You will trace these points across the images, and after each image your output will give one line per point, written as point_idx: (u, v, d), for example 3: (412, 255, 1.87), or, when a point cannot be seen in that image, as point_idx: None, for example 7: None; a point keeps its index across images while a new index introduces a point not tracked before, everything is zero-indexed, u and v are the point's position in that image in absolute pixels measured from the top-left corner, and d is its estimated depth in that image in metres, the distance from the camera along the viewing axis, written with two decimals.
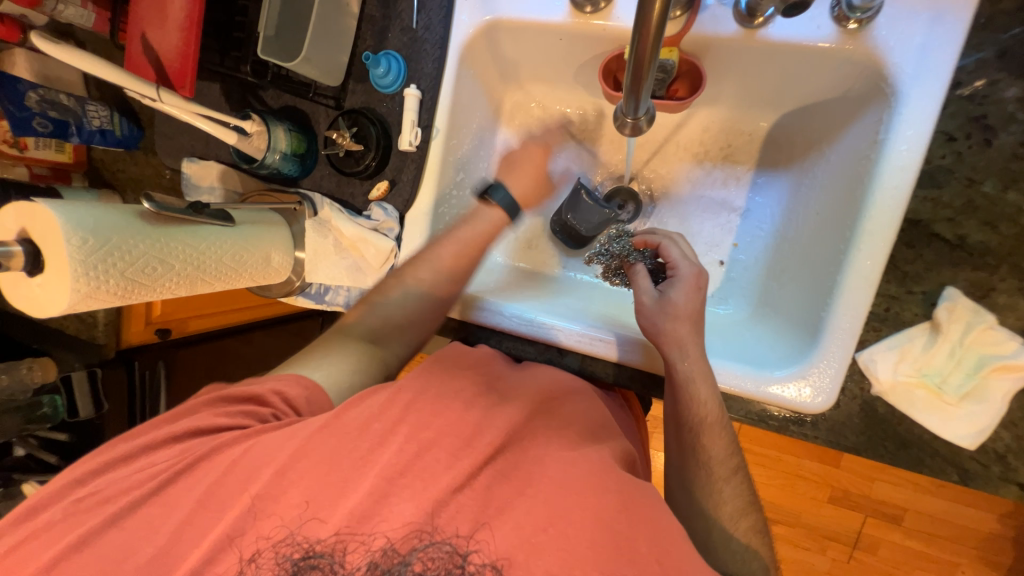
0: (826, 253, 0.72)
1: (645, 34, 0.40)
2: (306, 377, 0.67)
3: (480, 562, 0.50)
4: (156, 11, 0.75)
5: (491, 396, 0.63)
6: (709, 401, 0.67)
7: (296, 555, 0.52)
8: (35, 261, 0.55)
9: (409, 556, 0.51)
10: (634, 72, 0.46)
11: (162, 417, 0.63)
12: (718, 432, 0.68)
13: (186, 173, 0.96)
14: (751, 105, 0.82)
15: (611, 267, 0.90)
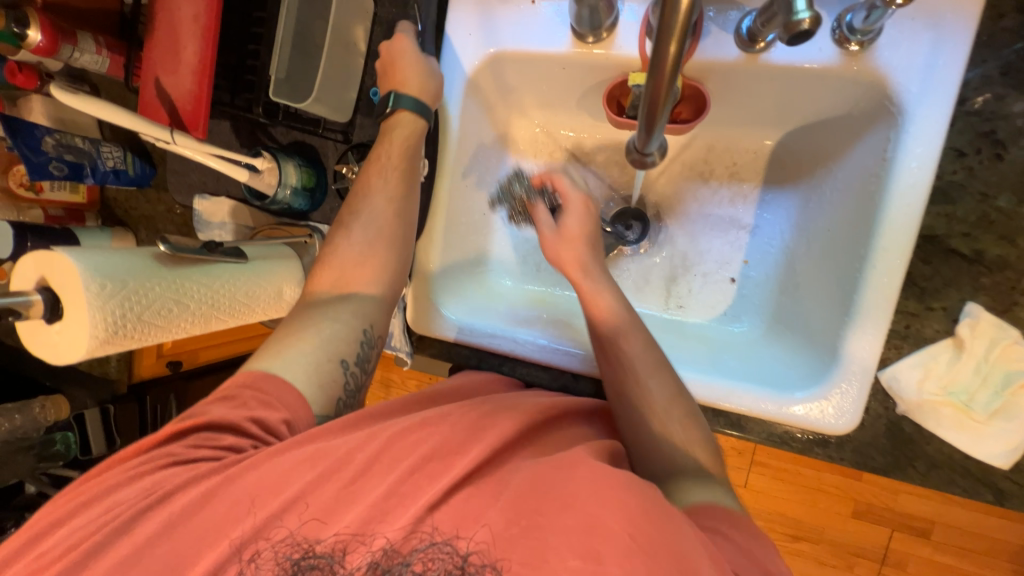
0: (841, 270, 0.72)
1: (661, 74, 0.41)
2: (277, 389, 0.63)
3: (479, 564, 0.50)
4: (169, 57, 0.77)
5: (499, 412, 0.64)
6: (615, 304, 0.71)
7: (294, 554, 0.53)
8: (53, 308, 0.55)
9: (410, 557, 0.52)
10: (649, 110, 0.46)
11: (135, 450, 0.60)
12: (632, 331, 0.69)
13: (198, 210, 0.98)
14: (754, 124, 0.82)
15: (513, 210, 0.91)
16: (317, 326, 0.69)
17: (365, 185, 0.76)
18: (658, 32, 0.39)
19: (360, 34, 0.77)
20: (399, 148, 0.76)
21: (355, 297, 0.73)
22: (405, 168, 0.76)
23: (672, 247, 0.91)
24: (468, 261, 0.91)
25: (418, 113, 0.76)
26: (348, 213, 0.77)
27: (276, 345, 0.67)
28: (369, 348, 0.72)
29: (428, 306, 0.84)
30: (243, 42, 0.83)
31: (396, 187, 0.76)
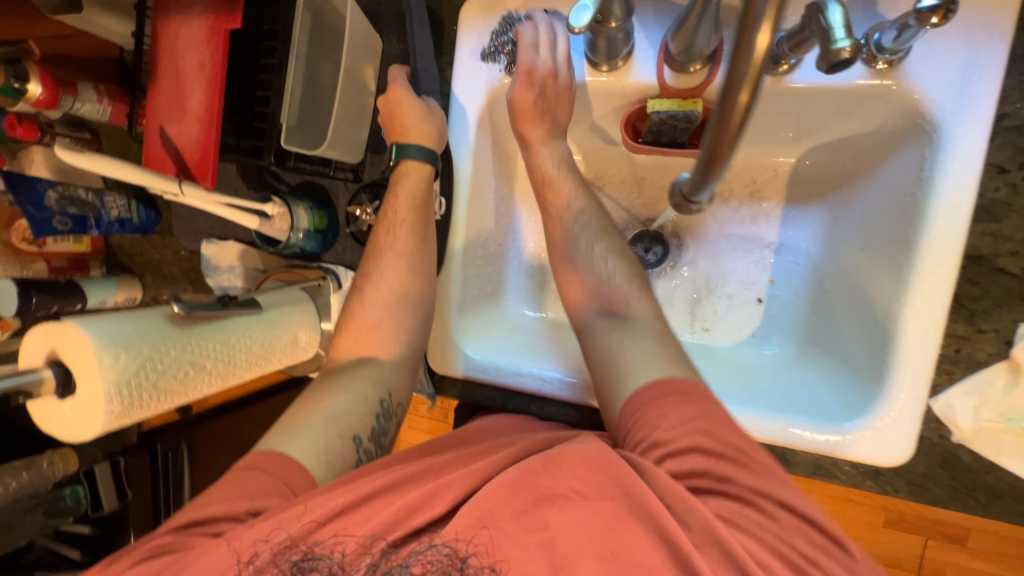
0: (880, 291, 0.69)
1: (726, 126, 0.38)
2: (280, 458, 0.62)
3: (478, 564, 0.51)
4: (173, 105, 0.76)
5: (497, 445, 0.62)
6: (560, 171, 0.77)
7: (293, 556, 0.52)
8: (66, 384, 0.52)
9: (409, 558, 0.52)
10: (707, 162, 0.43)
11: (134, 543, 0.58)
12: (575, 195, 0.77)
13: (206, 255, 0.95)
14: (774, 143, 0.80)
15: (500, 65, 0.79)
16: (330, 399, 0.69)
17: (375, 247, 0.78)
18: (725, 78, 0.37)
19: (371, 75, 0.76)
20: (405, 204, 0.77)
21: (374, 362, 0.75)
22: (411, 220, 0.77)
23: (694, 270, 0.88)
24: (486, 293, 0.86)
25: (424, 161, 0.76)
26: (362, 275, 0.79)
27: (287, 422, 0.67)
28: (385, 420, 0.71)
29: (448, 345, 0.79)
30: (247, 84, 0.82)
31: (406, 244, 0.77)
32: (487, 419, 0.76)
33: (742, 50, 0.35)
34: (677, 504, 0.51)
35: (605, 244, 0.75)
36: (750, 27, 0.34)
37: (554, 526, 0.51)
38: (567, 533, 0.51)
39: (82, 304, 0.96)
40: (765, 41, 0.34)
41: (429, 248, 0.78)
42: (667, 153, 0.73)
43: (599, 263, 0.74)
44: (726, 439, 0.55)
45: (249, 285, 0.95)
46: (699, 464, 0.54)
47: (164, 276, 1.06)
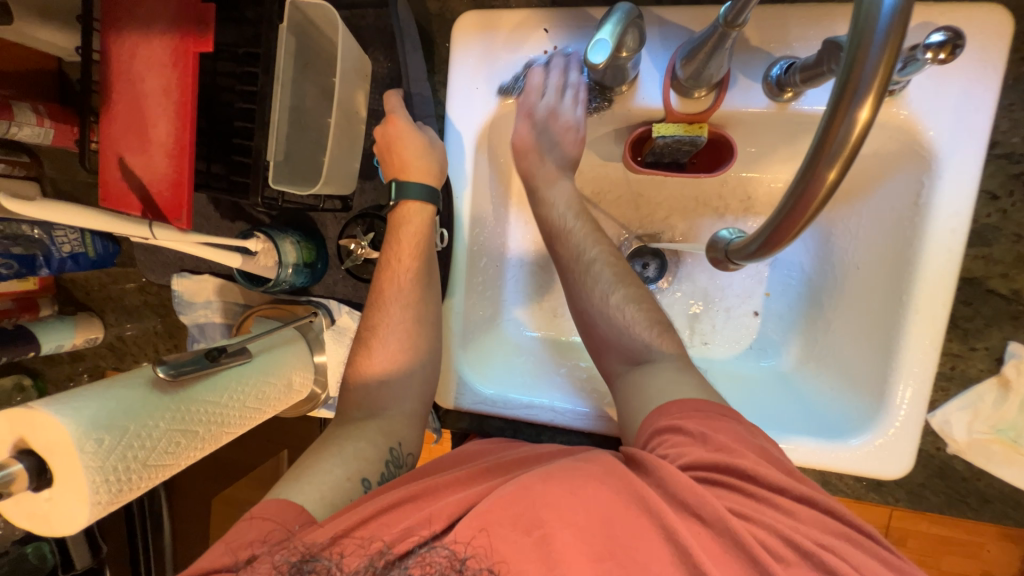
0: (876, 310, 0.71)
1: (811, 199, 0.40)
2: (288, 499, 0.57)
3: (478, 566, 0.44)
4: (134, 134, 0.67)
5: (509, 465, 0.60)
6: (570, 215, 0.74)
7: (294, 557, 0.48)
8: (41, 475, 0.46)
9: (408, 561, 0.46)
10: (776, 232, 0.44)
11: None
12: (587, 242, 0.73)
13: (178, 290, 0.87)
14: (772, 161, 0.80)
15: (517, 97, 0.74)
16: (339, 444, 0.65)
17: (379, 297, 0.74)
18: (810, 161, 0.38)
19: (362, 99, 0.71)
20: (408, 249, 0.73)
21: (381, 415, 0.71)
22: (417, 265, 0.73)
23: (693, 284, 0.87)
24: (486, 318, 0.81)
25: (426, 201, 0.73)
26: (367, 327, 0.75)
27: (294, 468, 0.63)
28: (395, 467, 0.67)
29: (450, 378, 0.75)
30: (221, 108, 0.74)
31: (411, 292, 0.72)
32: (482, 441, 0.71)
33: (835, 131, 0.37)
34: (686, 495, 0.48)
35: (623, 292, 0.71)
36: (846, 109, 0.36)
37: (552, 521, 0.46)
38: (570, 532, 0.46)
39: (36, 351, 0.87)
40: (865, 120, 0.36)
41: (434, 292, 0.74)
42: (670, 175, 0.73)
43: (616, 316, 0.70)
44: (730, 432, 0.54)
45: (230, 320, 0.88)
46: (702, 456, 0.52)
47: (128, 311, 0.97)
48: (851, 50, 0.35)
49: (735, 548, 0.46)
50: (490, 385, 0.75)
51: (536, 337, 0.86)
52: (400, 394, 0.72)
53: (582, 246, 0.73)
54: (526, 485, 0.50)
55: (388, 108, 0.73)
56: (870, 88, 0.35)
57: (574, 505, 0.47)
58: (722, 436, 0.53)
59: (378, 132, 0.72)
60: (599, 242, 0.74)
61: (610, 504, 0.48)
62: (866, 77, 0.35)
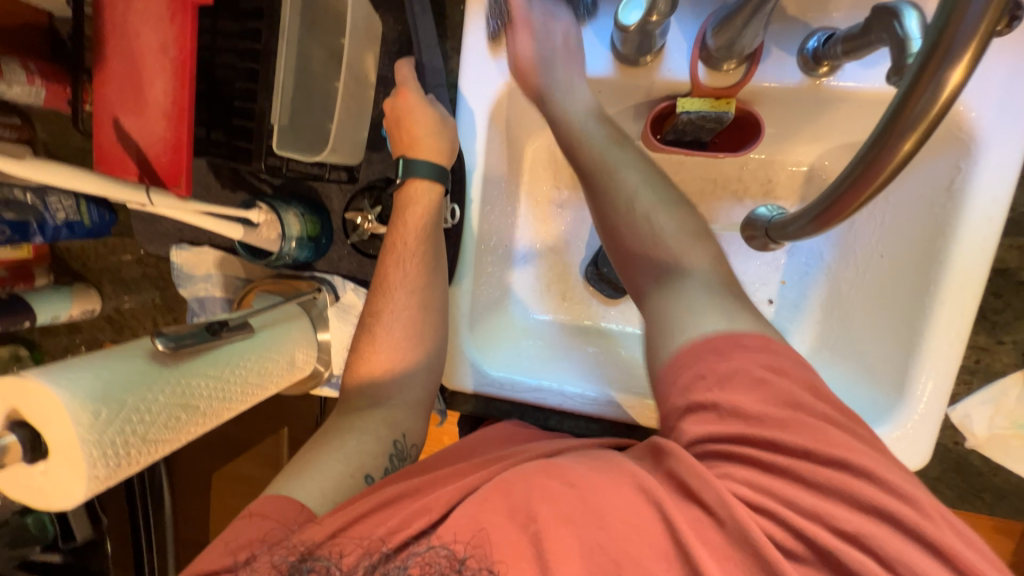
0: (901, 300, 0.68)
1: (882, 166, 0.39)
2: (289, 496, 0.56)
3: (478, 567, 0.43)
4: (129, 95, 0.64)
5: (506, 456, 0.58)
6: (589, 124, 0.65)
7: (292, 557, 0.47)
8: (34, 448, 0.44)
9: (408, 560, 0.44)
10: (840, 194, 0.43)
11: None
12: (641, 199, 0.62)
13: (176, 263, 0.85)
14: (794, 140, 0.76)
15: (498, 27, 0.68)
16: (342, 438, 0.63)
17: (384, 282, 0.71)
18: (885, 127, 0.38)
19: (372, 64, 0.67)
20: (415, 230, 0.70)
21: (388, 402, 0.69)
22: (424, 245, 0.69)
23: None
24: (493, 299, 0.78)
25: (435, 179, 0.68)
26: (371, 310, 0.72)
27: (295, 463, 0.61)
28: (398, 461, 0.66)
29: (459, 359, 0.72)
30: (220, 71, 0.71)
31: (417, 276, 0.69)
32: (487, 429, 0.70)
33: (913, 103, 0.36)
34: (696, 484, 0.44)
35: (653, 194, 0.61)
36: (934, 73, 0.35)
37: (552, 517, 0.44)
38: (568, 531, 0.44)
39: (32, 322, 0.84)
40: (953, 86, 0.34)
41: (443, 278, 0.71)
42: (691, 154, 0.69)
43: (645, 223, 0.60)
44: (756, 390, 0.46)
45: (230, 295, 0.86)
46: (727, 430, 0.45)
47: (126, 282, 0.95)
48: (944, 14, 0.34)
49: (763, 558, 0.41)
50: (498, 370, 0.72)
51: (542, 319, 0.84)
52: (408, 376, 0.70)
53: (615, 155, 0.63)
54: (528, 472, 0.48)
55: (399, 78, 0.69)
56: (964, 49, 0.34)
57: (574, 499, 0.45)
58: (749, 405, 0.46)
59: (387, 105, 0.69)
60: (620, 142, 0.64)
61: (627, 505, 0.44)
62: (960, 40, 0.34)
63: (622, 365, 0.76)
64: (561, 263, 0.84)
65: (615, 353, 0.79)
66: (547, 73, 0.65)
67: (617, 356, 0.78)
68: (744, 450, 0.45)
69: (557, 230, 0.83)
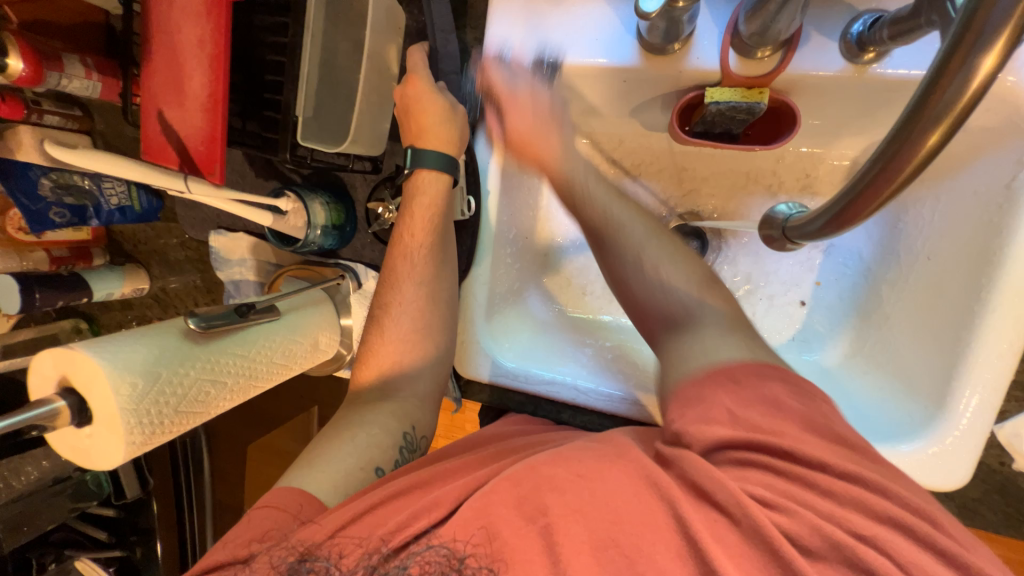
0: (946, 306, 0.63)
1: (905, 162, 0.37)
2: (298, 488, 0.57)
3: (478, 565, 0.42)
4: (171, 88, 0.68)
5: (514, 451, 0.58)
6: (589, 180, 0.65)
7: (292, 557, 0.47)
8: (81, 412, 0.49)
9: (407, 560, 0.44)
10: (858, 197, 0.42)
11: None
12: (642, 236, 0.62)
13: (215, 247, 0.90)
14: (837, 132, 0.71)
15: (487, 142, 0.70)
16: (351, 432, 0.64)
17: (392, 274, 0.72)
18: (907, 118, 0.36)
19: (393, 55, 0.68)
20: (421, 221, 0.70)
21: (395, 394, 0.69)
22: (434, 235, 0.70)
23: (735, 268, 0.80)
24: (512, 291, 0.79)
25: (442, 170, 0.68)
26: (382, 301, 0.73)
27: (310, 453, 0.63)
28: (408, 453, 0.67)
29: (473, 349, 0.72)
30: (253, 63, 0.74)
31: (424, 267, 0.71)
32: (499, 422, 0.71)
33: (941, 92, 0.34)
34: (698, 487, 0.43)
35: (658, 248, 0.60)
36: (964, 60, 0.32)
37: (559, 511, 0.43)
38: (580, 528, 0.42)
39: (89, 297, 0.92)
40: (984, 75, 0.32)
41: (450, 271, 0.72)
42: (719, 146, 0.66)
43: (652, 274, 0.59)
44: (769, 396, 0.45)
45: (263, 279, 0.90)
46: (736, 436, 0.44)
47: (171, 264, 1.01)
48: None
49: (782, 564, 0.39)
50: (512, 362, 0.72)
51: (560, 313, 0.83)
52: (422, 365, 0.72)
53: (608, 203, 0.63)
54: (532, 465, 0.48)
55: (410, 65, 0.68)
56: (998, 35, 0.31)
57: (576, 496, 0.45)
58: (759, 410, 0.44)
59: (397, 93, 0.68)
60: (622, 199, 0.65)
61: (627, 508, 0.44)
62: (994, 23, 0.31)
63: (641, 364, 0.75)
64: (582, 258, 0.83)
65: (634, 351, 0.78)
66: (541, 140, 0.65)
67: (636, 354, 0.77)
68: (752, 456, 0.44)
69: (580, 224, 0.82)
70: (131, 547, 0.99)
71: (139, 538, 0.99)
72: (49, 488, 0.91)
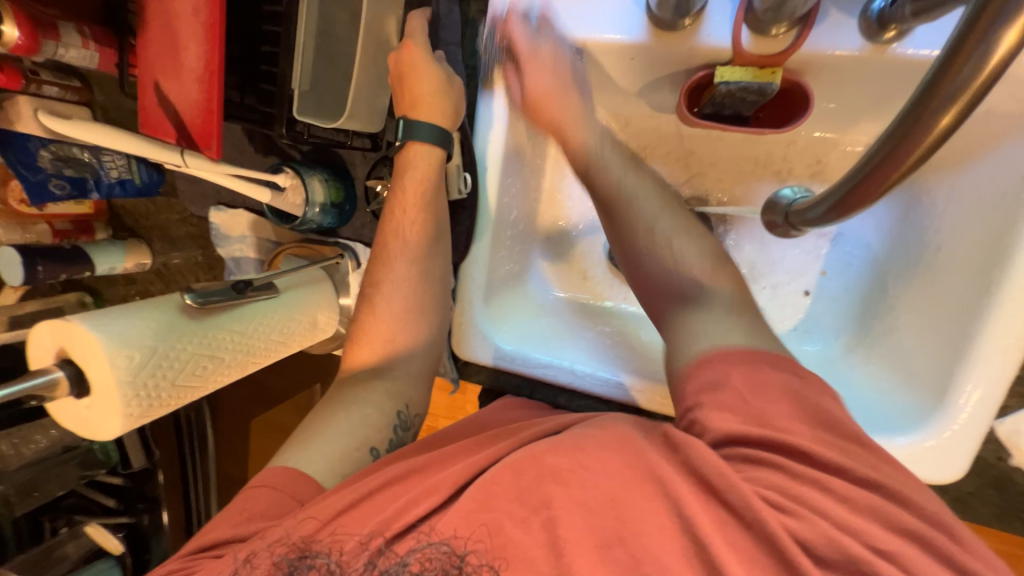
0: (954, 298, 0.62)
1: (913, 146, 0.36)
2: (293, 468, 0.58)
3: (478, 563, 0.42)
4: (167, 59, 0.66)
5: (505, 433, 0.58)
6: (607, 151, 0.65)
7: (291, 554, 0.47)
8: (80, 383, 0.50)
9: (407, 557, 0.44)
10: (862, 181, 0.41)
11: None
12: (659, 204, 0.62)
13: (215, 224, 0.89)
14: (853, 116, 0.69)
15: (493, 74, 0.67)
16: (346, 410, 0.64)
17: (382, 250, 0.71)
18: (917, 101, 0.35)
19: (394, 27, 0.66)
20: (414, 197, 0.69)
21: (390, 373, 0.69)
22: (427, 211, 0.69)
23: (740, 255, 0.78)
24: (512, 274, 0.78)
25: (435, 144, 0.67)
26: (371, 281, 0.72)
27: (305, 432, 0.63)
28: (402, 431, 0.67)
29: (470, 331, 0.72)
30: (250, 33, 0.71)
31: (417, 244, 0.70)
32: (497, 406, 0.71)
33: (954, 73, 0.32)
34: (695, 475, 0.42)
35: (670, 221, 0.61)
36: (982, 37, 0.31)
37: (563, 504, 0.43)
38: (581, 518, 0.42)
39: (91, 271, 0.92)
40: (999, 56, 0.31)
41: (444, 248, 0.72)
42: (728, 129, 0.64)
43: (664, 248, 0.59)
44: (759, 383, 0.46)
45: (262, 256, 0.90)
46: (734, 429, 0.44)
47: (173, 240, 1.02)
48: None
49: (774, 549, 0.39)
50: (509, 344, 0.72)
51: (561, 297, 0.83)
52: (419, 346, 0.71)
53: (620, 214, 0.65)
54: (534, 455, 0.46)
55: (407, 33, 0.65)
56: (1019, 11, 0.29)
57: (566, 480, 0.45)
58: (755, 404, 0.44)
59: (391, 61, 0.65)
60: (638, 171, 0.65)
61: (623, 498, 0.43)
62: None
63: (642, 350, 0.74)
64: (584, 242, 0.83)
65: (634, 337, 0.77)
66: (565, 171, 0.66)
67: (636, 339, 0.77)
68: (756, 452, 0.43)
69: (583, 208, 0.81)
70: (138, 514, 0.98)
71: (146, 506, 0.99)
72: (58, 455, 0.94)
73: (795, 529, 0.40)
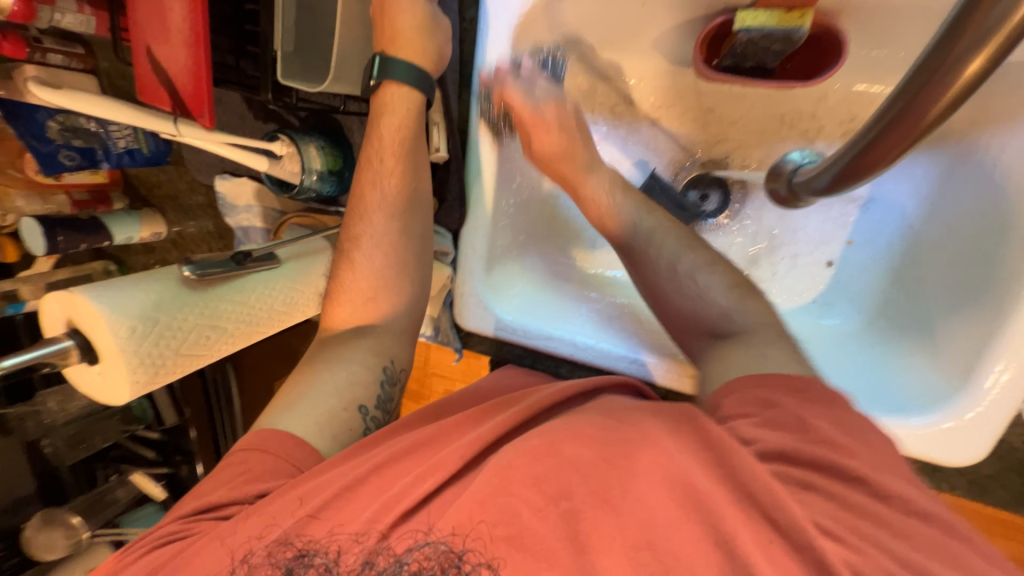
0: (993, 269, 0.57)
1: (944, 88, 0.35)
2: (285, 431, 0.58)
3: (478, 562, 0.40)
4: (156, 20, 0.64)
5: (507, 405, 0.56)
6: (618, 198, 0.65)
7: (287, 556, 0.44)
8: (89, 352, 0.52)
9: (405, 557, 0.42)
10: (884, 129, 0.40)
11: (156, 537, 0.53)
12: (682, 250, 0.62)
13: (221, 192, 0.90)
14: (898, 65, 0.61)
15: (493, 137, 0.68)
16: (332, 369, 0.64)
17: (359, 201, 0.68)
18: (950, 31, 0.33)
19: None
20: (391, 146, 0.66)
21: (373, 331, 0.69)
22: (405, 160, 0.66)
23: (760, 224, 0.74)
24: (515, 243, 0.76)
25: (414, 87, 0.63)
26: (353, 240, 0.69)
27: (289, 393, 0.63)
28: (389, 385, 0.68)
29: (470, 300, 0.71)
30: None
31: (397, 197, 0.67)
32: (500, 376, 0.71)
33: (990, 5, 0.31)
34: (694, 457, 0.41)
35: (693, 257, 0.61)
36: None
37: (586, 501, 0.41)
38: (575, 496, 0.42)
39: (110, 241, 0.94)
40: None
41: (425, 204, 0.70)
42: (750, 83, 0.58)
43: (689, 283, 0.60)
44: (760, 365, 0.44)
45: (269, 226, 0.90)
46: None
47: (185, 209, 1.03)
48: None
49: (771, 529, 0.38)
50: (510, 314, 0.71)
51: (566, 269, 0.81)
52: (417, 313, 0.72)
53: (615, 203, 0.65)
54: (551, 442, 0.45)
55: None
56: None
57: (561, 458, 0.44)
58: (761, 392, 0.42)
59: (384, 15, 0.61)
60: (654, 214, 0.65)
61: (627, 484, 0.42)
62: None
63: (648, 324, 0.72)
64: None
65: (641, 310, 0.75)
66: (571, 157, 0.65)
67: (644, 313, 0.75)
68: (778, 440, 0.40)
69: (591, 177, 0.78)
70: (176, 466, 1.06)
71: (183, 458, 1.06)
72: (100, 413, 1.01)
73: (793, 515, 0.38)
